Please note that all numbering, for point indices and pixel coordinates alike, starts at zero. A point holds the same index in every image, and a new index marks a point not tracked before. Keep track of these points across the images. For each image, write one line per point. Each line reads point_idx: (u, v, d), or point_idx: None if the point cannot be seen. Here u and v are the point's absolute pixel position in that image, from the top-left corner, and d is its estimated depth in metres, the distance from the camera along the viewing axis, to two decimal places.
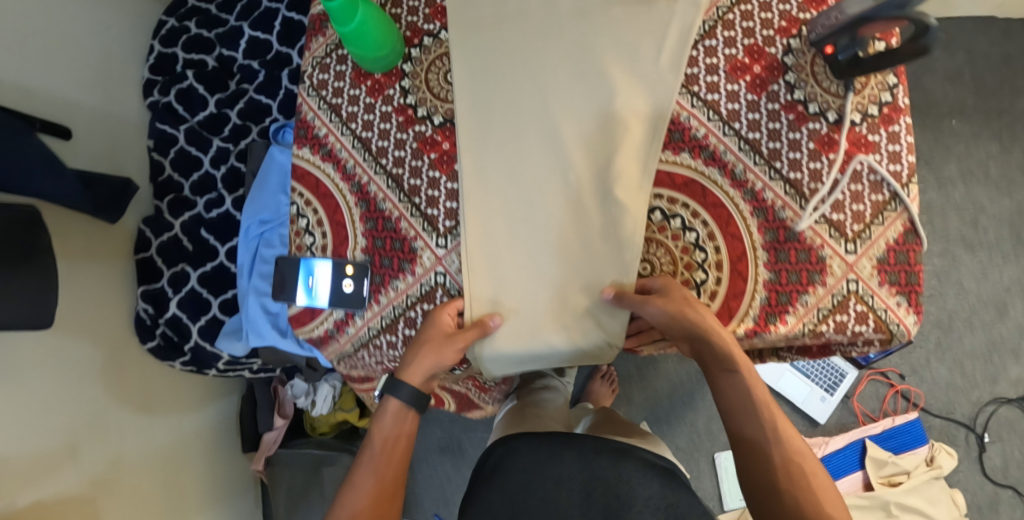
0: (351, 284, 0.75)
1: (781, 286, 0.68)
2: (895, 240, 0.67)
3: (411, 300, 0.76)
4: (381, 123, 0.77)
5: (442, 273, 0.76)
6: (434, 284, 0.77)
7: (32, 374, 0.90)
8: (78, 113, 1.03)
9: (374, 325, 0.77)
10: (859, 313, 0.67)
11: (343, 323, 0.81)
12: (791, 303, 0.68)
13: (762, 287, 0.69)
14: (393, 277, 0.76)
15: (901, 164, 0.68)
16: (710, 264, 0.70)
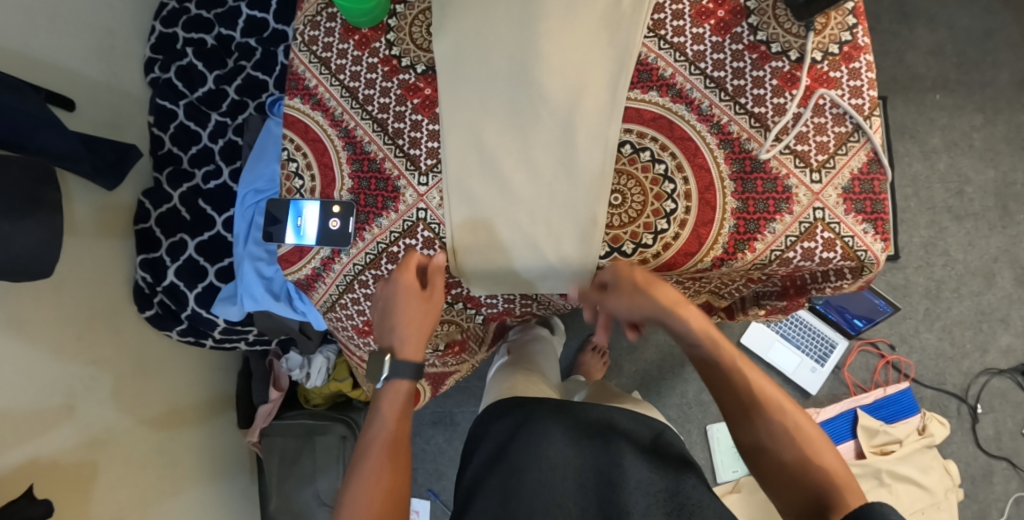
0: (339, 221, 0.72)
1: (749, 214, 0.64)
2: (858, 170, 0.63)
3: (394, 237, 0.72)
4: (354, 67, 0.75)
5: (424, 209, 0.71)
6: (416, 221, 0.71)
7: (35, 333, 0.93)
8: (79, 83, 1.07)
9: (360, 263, 0.73)
10: (825, 241, 0.63)
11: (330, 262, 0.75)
12: (759, 231, 0.64)
13: (730, 215, 0.65)
14: (377, 215, 0.72)
15: (863, 99, 0.64)
16: (680, 195, 0.66)
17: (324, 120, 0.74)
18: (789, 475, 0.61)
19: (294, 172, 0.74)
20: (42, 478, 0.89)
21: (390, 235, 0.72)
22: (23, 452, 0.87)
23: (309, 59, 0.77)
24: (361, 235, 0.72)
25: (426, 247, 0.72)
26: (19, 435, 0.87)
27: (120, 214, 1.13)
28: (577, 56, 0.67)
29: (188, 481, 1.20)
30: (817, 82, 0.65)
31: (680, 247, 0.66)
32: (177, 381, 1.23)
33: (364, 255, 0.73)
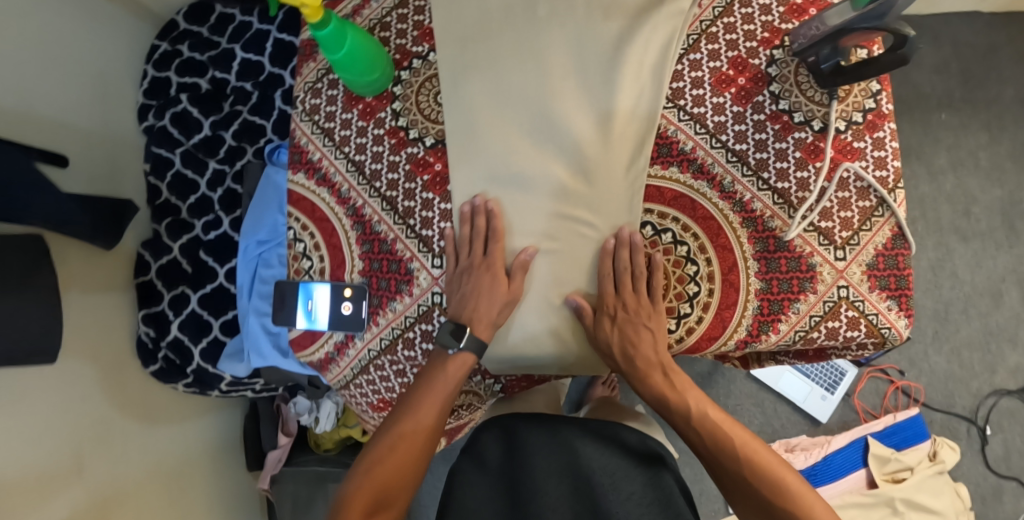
0: (351, 306, 0.72)
1: (773, 294, 0.68)
2: (883, 245, 0.67)
3: (409, 322, 0.73)
4: (360, 139, 0.74)
5: (439, 292, 0.72)
6: (431, 304, 0.73)
7: (40, 404, 0.90)
8: (75, 135, 1.03)
9: (374, 348, 0.74)
10: (850, 319, 0.67)
11: (343, 346, 0.75)
12: (783, 311, 0.68)
13: (754, 296, 0.68)
14: (391, 298, 0.73)
15: (886, 171, 0.67)
16: (703, 277, 0.69)
17: (330, 198, 0.73)
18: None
19: (301, 253, 0.74)
20: None
21: (405, 320, 0.73)
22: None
23: (311, 129, 0.75)
24: (375, 319, 0.74)
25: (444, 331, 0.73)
26: (34, 505, 0.84)
27: (120, 266, 1.10)
28: (586, 126, 0.71)
29: None
30: (842, 154, 0.67)
31: (703, 331, 0.69)
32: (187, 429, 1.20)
33: (379, 340, 0.74)
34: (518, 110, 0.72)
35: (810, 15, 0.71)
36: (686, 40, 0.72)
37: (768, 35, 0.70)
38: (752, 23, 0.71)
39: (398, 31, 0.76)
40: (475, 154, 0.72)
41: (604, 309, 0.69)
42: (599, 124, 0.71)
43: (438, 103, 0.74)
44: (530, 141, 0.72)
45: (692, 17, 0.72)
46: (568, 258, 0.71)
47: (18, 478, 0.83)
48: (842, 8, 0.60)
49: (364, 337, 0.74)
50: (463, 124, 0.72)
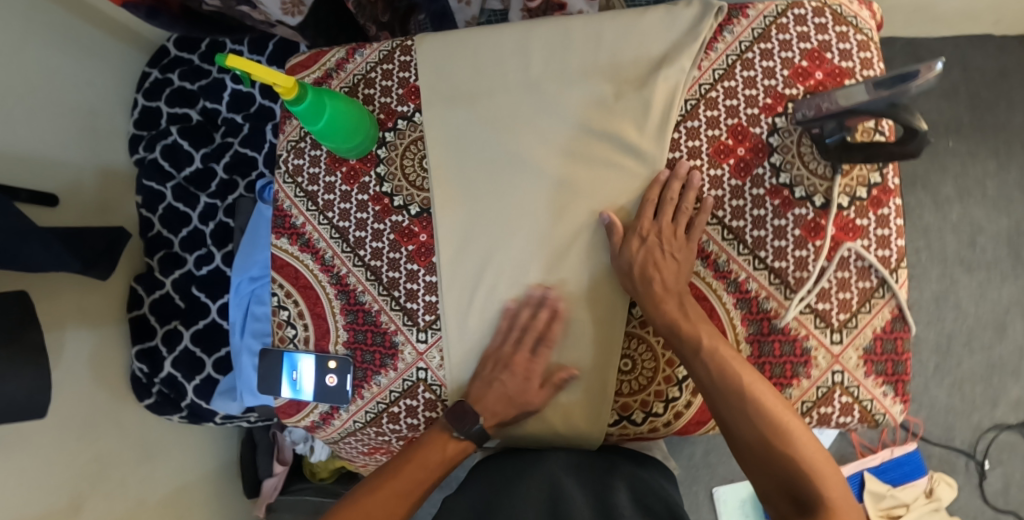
0: (336, 378, 0.71)
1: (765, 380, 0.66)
2: (881, 328, 0.66)
3: (393, 397, 0.71)
4: (343, 204, 0.73)
5: (424, 369, 0.70)
6: (416, 380, 0.70)
7: (33, 450, 0.89)
8: (66, 172, 1.01)
9: (359, 420, 0.72)
10: (843, 405, 0.66)
11: (328, 416, 0.74)
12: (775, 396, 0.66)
13: None
14: (376, 373, 0.71)
15: (890, 249, 0.65)
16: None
17: (314, 265, 0.72)
18: (793, 499, 0.56)
19: (285, 320, 0.72)
20: None
21: (391, 394, 0.71)
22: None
23: (295, 193, 0.74)
24: (360, 392, 0.71)
25: (427, 408, 0.71)
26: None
27: (113, 303, 1.09)
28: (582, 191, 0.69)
29: None
30: (844, 232, 0.65)
31: (692, 415, 0.68)
32: (184, 459, 1.20)
33: (364, 413, 0.72)
34: (513, 172, 0.70)
35: (815, 80, 0.68)
36: (683, 105, 0.69)
37: (771, 101, 0.68)
38: (755, 87, 0.68)
39: (382, 88, 0.74)
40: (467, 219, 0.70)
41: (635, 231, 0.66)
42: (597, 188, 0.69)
43: (424, 170, 0.72)
44: (525, 206, 0.70)
45: (691, 79, 0.69)
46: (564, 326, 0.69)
47: None
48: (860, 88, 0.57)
49: (349, 408, 0.72)
50: (457, 188, 0.71)
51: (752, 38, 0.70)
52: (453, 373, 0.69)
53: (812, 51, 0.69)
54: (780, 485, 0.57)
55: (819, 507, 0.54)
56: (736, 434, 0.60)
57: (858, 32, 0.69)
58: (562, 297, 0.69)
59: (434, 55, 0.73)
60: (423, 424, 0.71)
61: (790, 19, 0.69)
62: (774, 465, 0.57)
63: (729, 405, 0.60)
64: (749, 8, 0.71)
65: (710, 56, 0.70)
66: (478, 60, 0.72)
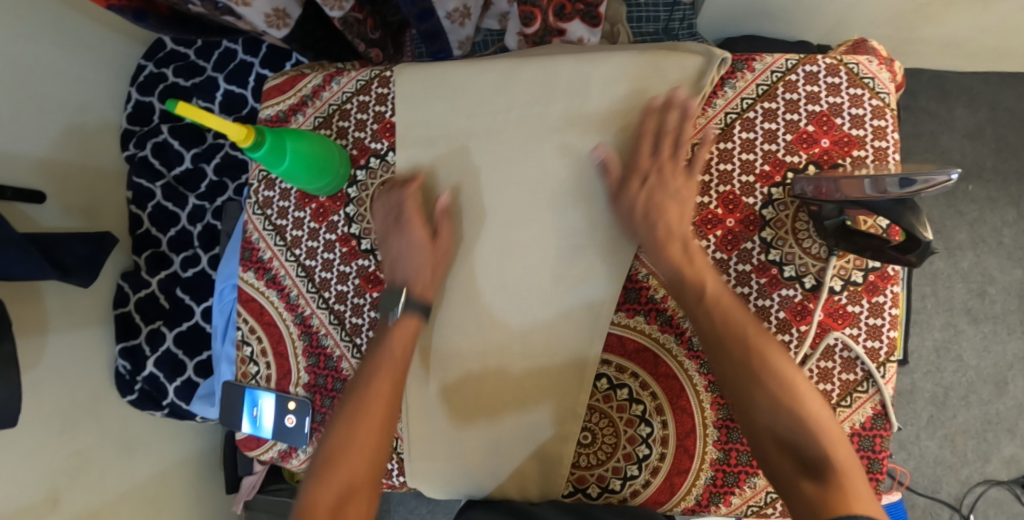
0: (294, 419, 0.70)
1: (729, 466, 0.63)
2: (861, 424, 0.62)
3: None
4: (310, 242, 0.72)
5: None
6: None
7: (14, 444, 0.91)
8: (56, 169, 1.02)
9: None
10: None
11: (287, 454, 0.73)
12: (738, 483, 0.64)
13: (708, 466, 0.64)
14: None
15: (881, 341, 0.61)
16: (655, 440, 0.65)
17: (279, 302, 0.71)
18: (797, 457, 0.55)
19: (248, 357, 0.71)
20: None
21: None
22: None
23: (263, 225, 0.73)
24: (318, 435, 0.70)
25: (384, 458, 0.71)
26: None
27: (99, 298, 1.11)
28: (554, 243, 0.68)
29: None
30: (832, 319, 0.62)
31: (650, 496, 0.65)
32: (165, 451, 1.22)
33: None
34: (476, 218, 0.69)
35: (819, 148, 0.63)
36: None
37: (769, 168, 0.64)
38: (752, 151, 0.65)
39: (357, 122, 0.72)
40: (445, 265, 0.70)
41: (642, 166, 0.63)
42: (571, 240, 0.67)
43: None
44: (493, 256, 0.69)
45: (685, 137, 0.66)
46: (531, 378, 0.68)
47: None
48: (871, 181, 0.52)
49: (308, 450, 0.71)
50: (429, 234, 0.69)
51: (755, 96, 0.65)
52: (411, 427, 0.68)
53: (821, 115, 0.64)
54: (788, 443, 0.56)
55: (830, 473, 0.53)
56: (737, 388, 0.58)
57: (873, 97, 0.63)
58: (530, 349, 0.68)
59: (414, 93, 0.70)
60: None
61: (799, 77, 0.65)
62: (786, 419, 0.56)
63: (734, 358, 0.59)
64: (755, 60, 0.66)
65: (707, 113, 0.66)
66: (460, 100, 0.69)
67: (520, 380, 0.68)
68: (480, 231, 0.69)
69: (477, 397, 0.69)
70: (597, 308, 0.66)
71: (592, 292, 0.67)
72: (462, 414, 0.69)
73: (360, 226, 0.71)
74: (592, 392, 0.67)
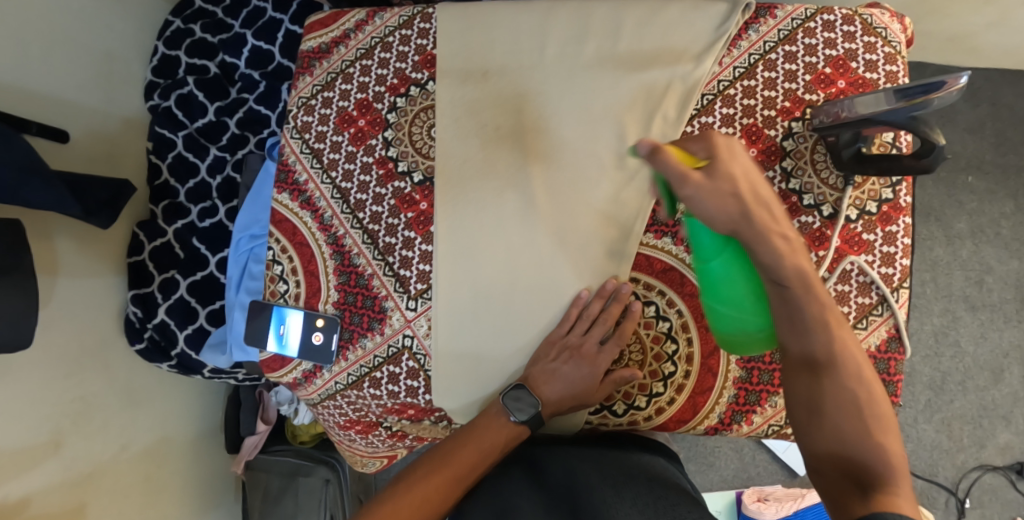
0: (321, 336, 0.71)
1: (751, 385, 0.66)
2: (877, 347, 0.64)
3: (376, 362, 0.71)
4: (347, 164, 0.73)
5: (410, 336, 0.70)
6: (402, 347, 0.71)
7: (20, 377, 0.92)
8: (79, 114, 1.04)
9: (341, 381, 0.72)
10: None
11: (311, 373, 0.74)
12: (760, 402, 0.67)
13: (731, 384, 0.67)
14: (362, 335, 0.71)
15: (894, 268, 0.64)
16: (680, 358, 0.67)
17: (312, 222, 0.73)
18: (852, 474, 0.49)
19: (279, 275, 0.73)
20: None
21: (375, 359, 0.71)
22: (12, 488, 0.88)
23: (301, 149, 0.75)
24: (344, 353, 0.71)
25: (410, 377, 0.70)
26: (8, 476, 0.88)
27: (114, 245, 1.12)
28: (585, 166, 0.68)
29: (173, 507, 1.19)
30: (848, 245, 0.64)
31: (673, 413, 0.68)
32: (165, 405, 1.23)
33: (346, 375, 0.72)
34: (507, 142, 0.70)
35: (837, 89, 0.67)
36: (700, 99, 0.68)
37: (789, 105, 0.67)
38: (774, 89, 0.68)
39: (398, 54, 0.74)
40: (459, 236, 0.70)
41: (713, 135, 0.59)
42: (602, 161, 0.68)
43: (431, 138, 0.72)
44: (520, 181, 0.69)
45: (711, 74, 0.68)
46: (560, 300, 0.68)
47: None
48: (878, 96, 0.56)
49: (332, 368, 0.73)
50: (456, 175, 0.70)
51: (777, 40, 0.68)
52: (439, 344, 0.69)
53: (837, 59, 0.67)
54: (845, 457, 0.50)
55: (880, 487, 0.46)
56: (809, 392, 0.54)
57: (886, 44, 0.67)
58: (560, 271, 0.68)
59: (453, 26, 0.73)
60: (404, 392, 0.70)
61: (818, 24, 0.68)
62: (853, 426, 0.51)
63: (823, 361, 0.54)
64: (778, 8, 0.69)
65: (732, 54, 0.69)
66: (496, 36, 0.72)
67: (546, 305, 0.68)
68: (510, 155, 0.70)
69: (503, 324, 0.69)
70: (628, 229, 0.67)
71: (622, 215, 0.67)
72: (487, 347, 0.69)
73: (398, 149, 0.73)
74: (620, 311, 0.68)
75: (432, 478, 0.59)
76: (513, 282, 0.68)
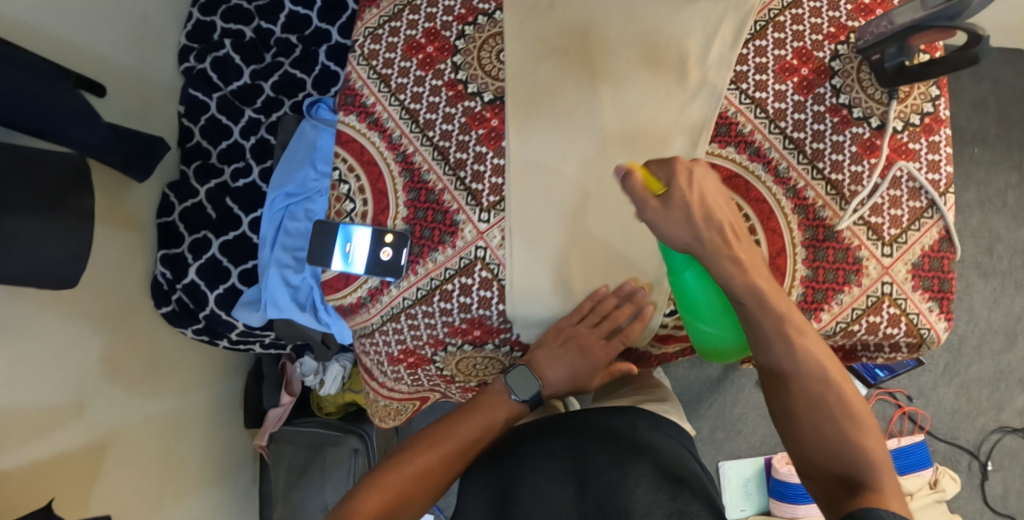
0: (390, 252, 0.75)
1: (818, 283, 0.70)
2: (929, 247, 0.70)
3: (448, 273, 0.75)
4: (415, 88, 0.78)
5: (483, 247, 0.75)
6: (474, 258, 0.75)
7: (45, 331, 0.88)
8: (113, 71, 1.03)
9: (410, 296, 0.76)
10: (891, 316, 0.70)
11: (376, 292, 0.78)
12: (826, 300, 0.70)
13: (799, 283, 0.70)
14: (432, 249, 0.75)
15: (939, 174, 0.70)
16: None
17: (381, 142, 0.77)
18: (843, 480, 0.57)
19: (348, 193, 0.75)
20: (57, 488, 0.87)
21: (445, 272, 0.75)
22: (30, 453, 0.83)
23: (368, 74, 0.79)
24: (414, 268, 0.75)
25: (482, 287, 0.75)
26: (29, 437, 0.84)
27: (143, 204, 1.10)
28: (647, 90, 0.74)
29: (189, 480, 1.15)
30: (897, 153, 0.70)
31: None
32: (187, 376, 1.19)
33: (415, 290, 0.76)
34: (574, 68, 0.75)
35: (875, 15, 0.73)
36: (753, 26, 0.73)
37: (835, 30, 0.72)
38: (819, 17, 0.73)
39: None
40: (532, 153, 0.75)
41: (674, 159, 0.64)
42: (665, 84, 0.73)
43: (499, 61, 0.77)
44: (588, 103, 0.74)
45: (762, 3, 0.74)
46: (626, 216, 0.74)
47: (17, 406, 0.82)
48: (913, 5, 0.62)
49: (399, 284, 0.77)
50: (527, 96, 0.75)
51: None
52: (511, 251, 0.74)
53: None
54: (833, 466, 0.58)
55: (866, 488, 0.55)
56: (785, 405, 0.62)
57: None
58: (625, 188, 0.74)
59: None
60: (476, 303, 0.75)
61: None
62: (835, 428, 0.59)
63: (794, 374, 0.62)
64: None
65: None
66: None
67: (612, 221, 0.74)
68: (578, 80, 0.75)
69: (572, 239, 0.75)
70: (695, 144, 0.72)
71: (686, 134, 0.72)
72: (559, 261, 0.75)
73: (466, 71, 0.77)
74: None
75: (423, 459, 0.69)
76: (587, 194, 0.74)
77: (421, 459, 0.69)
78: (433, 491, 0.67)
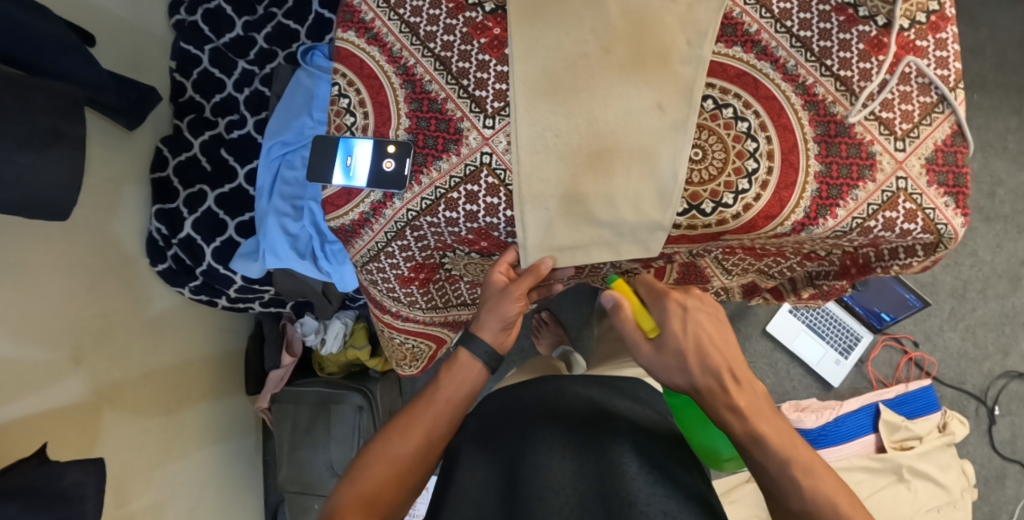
0: (393, 163, 0.77)
1: (832, 179, 0.72)
2: (942, 142, 0.71)
3: (455, 182, 0.78)
4: (415, 3, 0.78)
5: (489, 153, 0.76)
6: (480, 165, 0.77)
7: (38, 282, 0.85)
8: (104, 20, 1.00)
9: (414, 208, 0.80)
10: (907, 212, 0.72)
11: (379, 206, 0.81)
12: (841, 196, 0.72)
13: (813, 180, 0.72)
14: (437, 157, 0.78)
15: (948, 70, 0.69)
16: (762, 154, 0.72)
17: (381, 57, 0.78)
18: None
19: (345, 107, 0.80)
20: (51, 435, 0.84)
21: (450, 180, 0.78)
22: (21, 406, 0.80)
23: None
24: (418, 178, 0.78)
25: (488, 195, 0.78)
26: (24, 388, 0.81)
27: (138, 158, 1.07)
28: None
29: (191, 444, 1.14)
30: (904, 50, 0.69)
31: (760, 209, 0.73)
32: (187, 337, 1.17)
33: (420, 200, 0.80)
34: None
35: None
36: None
37: None
38: None
39: None
40: (538, 60, 0.73)
41: (669, 298, 0.68)
42: None
43: None
44: (594, 7, 0.72)
45: None
46: (640, 122, 0.72)
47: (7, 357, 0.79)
48: None
49: (403, 197, 0.80)
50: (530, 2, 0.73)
51: None
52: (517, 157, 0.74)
53: None
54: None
55: None
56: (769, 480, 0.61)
57: None
58: (637, 93, 0.72)
59: None
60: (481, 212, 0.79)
61: None
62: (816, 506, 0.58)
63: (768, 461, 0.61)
64: None
65: None
66: None
67: (625, 129, 0.72)
68: None
69: (581, 148, 0.73)
70: (705, 44, 0.71)
71: (698, 35, 0.71)
72: (569, 172, 0.74)
73: None
74: (699, 112, 0.72)
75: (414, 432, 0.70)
76: (594, 99, 0.72)
77: (411, 425, 0.70)
78: (426, 458, 0.69)
